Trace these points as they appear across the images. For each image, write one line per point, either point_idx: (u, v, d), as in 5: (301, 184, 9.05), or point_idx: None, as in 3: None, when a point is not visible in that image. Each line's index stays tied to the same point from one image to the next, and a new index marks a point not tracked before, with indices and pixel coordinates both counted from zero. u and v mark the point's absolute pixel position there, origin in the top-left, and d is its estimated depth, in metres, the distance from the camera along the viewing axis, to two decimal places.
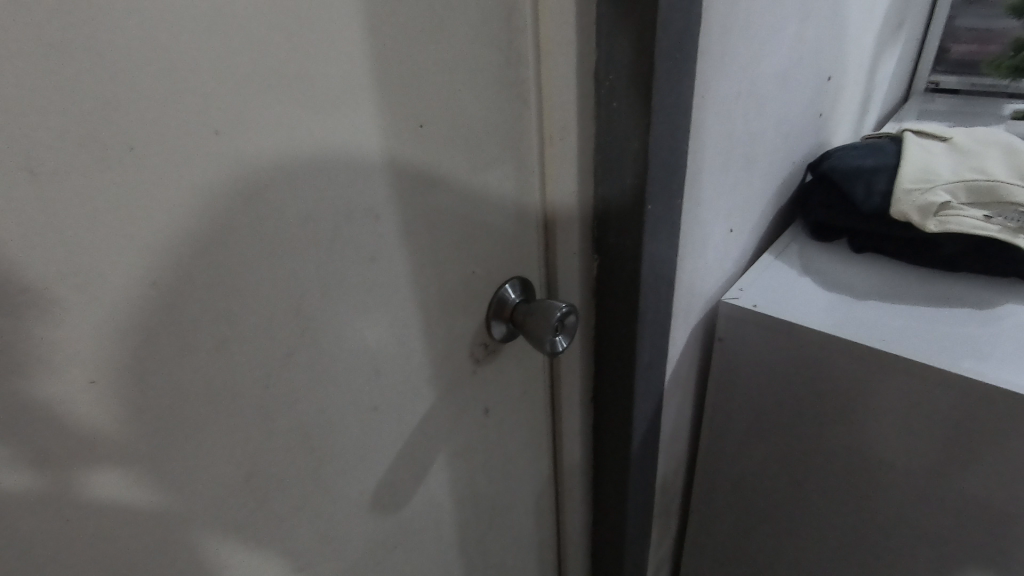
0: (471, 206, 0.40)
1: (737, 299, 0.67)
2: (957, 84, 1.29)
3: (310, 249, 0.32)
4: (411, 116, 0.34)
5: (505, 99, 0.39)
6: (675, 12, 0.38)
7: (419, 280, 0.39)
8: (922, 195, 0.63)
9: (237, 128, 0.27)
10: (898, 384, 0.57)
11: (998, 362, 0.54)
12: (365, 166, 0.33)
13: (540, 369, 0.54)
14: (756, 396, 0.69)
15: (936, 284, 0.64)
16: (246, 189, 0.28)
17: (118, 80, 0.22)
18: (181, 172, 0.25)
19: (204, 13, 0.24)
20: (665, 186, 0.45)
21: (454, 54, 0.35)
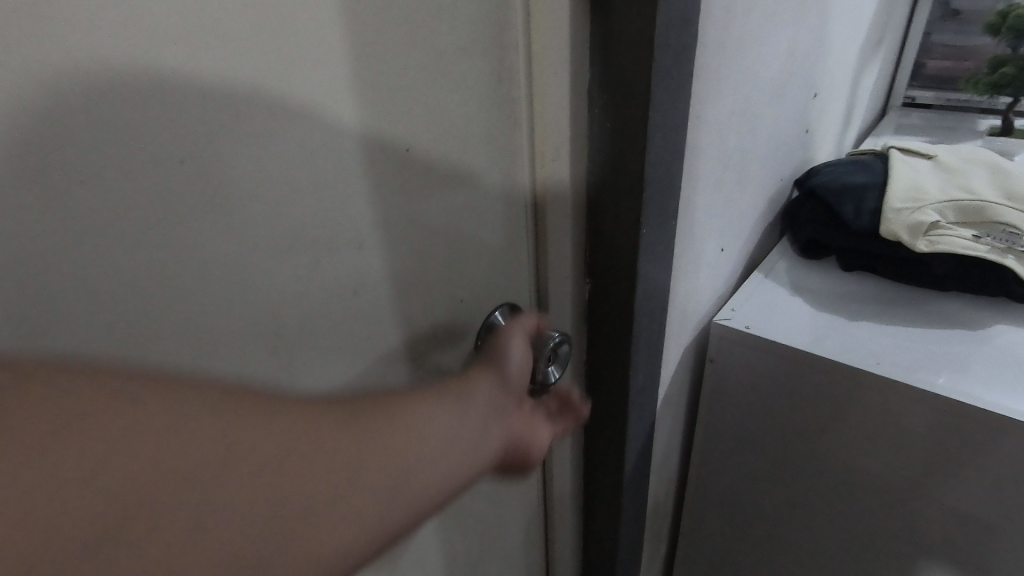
0: (457, 231, 0.38)
1: (729, 319, 0.65)
2: (932, 99, 1.30)
3: (287, 279, 0.29)
4: (398, 141, 0.32)
5: (496, 119, 0.37)
6: (673, 31, 0.36)
7: (404, 309, 0.37)
8: (912, 214, 0.62)
9: (211, 159, 0.25)
10: (894, 407, 0.56)
11: (992, 386, 0.53)
12: (350, 193, 0.31)
13: None
14: (747, 417, 0.68)
15: (927, 304, 0.63)
16: (219, 219, 0.26)
17: (78, 106, 0.20)
18: (152, 205, 0.23)
19: (168, 26, 0.22)
20: (661, 208, 0.43)
21: (443, 70, 0.33)
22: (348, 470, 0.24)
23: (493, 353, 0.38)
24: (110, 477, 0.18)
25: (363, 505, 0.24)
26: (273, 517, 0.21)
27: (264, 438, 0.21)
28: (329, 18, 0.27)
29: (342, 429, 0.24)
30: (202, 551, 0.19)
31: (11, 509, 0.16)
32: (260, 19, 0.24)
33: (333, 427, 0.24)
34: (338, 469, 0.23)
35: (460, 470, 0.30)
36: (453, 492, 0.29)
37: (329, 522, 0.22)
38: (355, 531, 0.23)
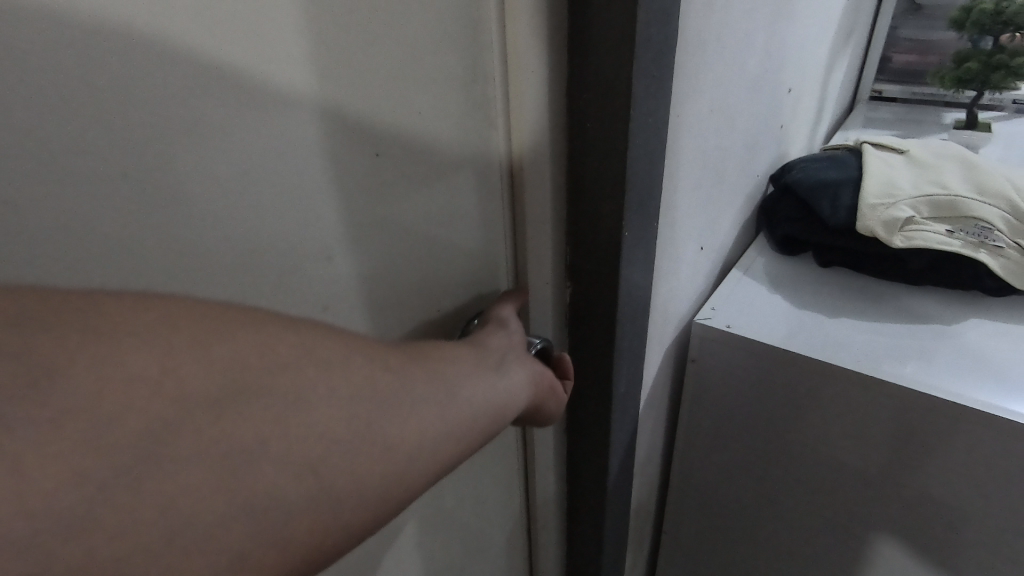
0: (427, 233, 0.38)
1: (710, 318, 0.65)
2: (899, 93, 1.32)
3: (242, 288, 0.29)
4: (365, 145, 0.32)
5: (464, 120, 0.36)
6: (652, 28, 0.35)
7: (364, 314, 0.36)
8: (887, 211, 0.62)
9: (167, 159, 0.24)
10: (874, 404, 0.56)
11: (967, 381, 0.53)
12: (316, 198, 0.31)
13: None
14: (728, 416, 0.68)
15: (903, 299, 0.64)
16: (170, 230, 0.25)
17: (20, 105, 0.20)
18: (109, 199, 0.23)
19: (108, 35, 0.21)
20: (642, 210, 0.42)
21: (407, 73, 0.32)
22: (415, 398, 0.25)
23: (491, 321, 0.40)
24: (224, 369, 0.19)
25: (409, 422, 0.24)
26: (331, 427, 0.21)
27: (351, 361, 0.23)
28: (287, 20, 0.26)
29: (398, 359, 0.26)
30: (286, 431, 0.20)
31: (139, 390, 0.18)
32: (212, 21, 0.24)
33: (403, 363, 0.26)
34: (399, 388, 0.25)
35: (493, 403, 0.30)
36: (489, 423, 0.30)
37: (377, 437, 0.23)
38: (414, 443, 0.24)
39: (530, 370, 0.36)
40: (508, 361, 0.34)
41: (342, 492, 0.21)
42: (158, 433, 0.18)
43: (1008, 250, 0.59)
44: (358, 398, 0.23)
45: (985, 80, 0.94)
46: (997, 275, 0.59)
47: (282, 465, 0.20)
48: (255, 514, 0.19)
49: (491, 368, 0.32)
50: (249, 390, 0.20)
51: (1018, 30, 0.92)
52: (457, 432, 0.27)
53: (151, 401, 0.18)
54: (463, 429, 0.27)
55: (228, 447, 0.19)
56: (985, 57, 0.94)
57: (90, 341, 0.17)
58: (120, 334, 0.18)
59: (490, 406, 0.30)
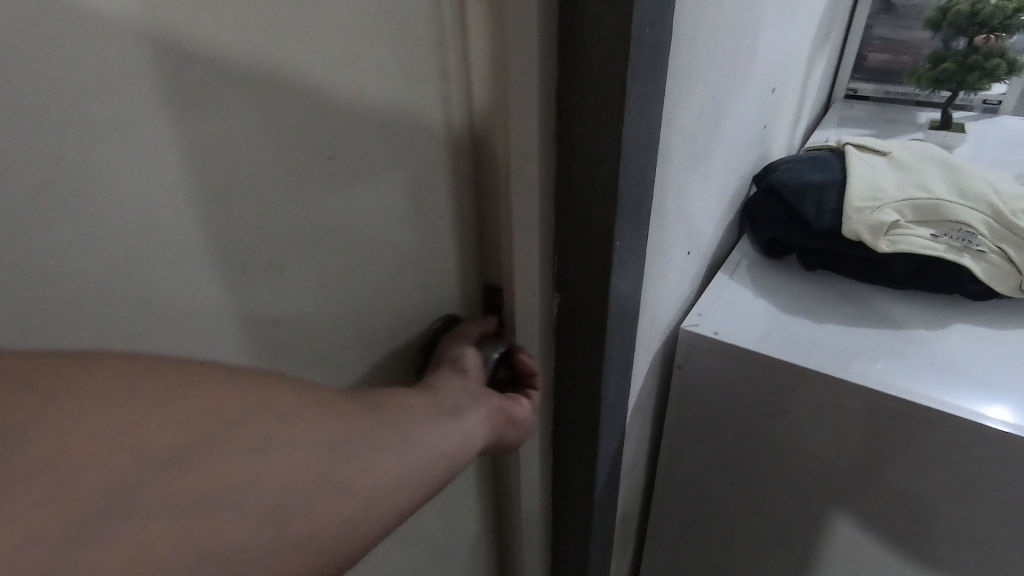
0: (393, 242, 0.36)
1: (697, 325, 0.63)
2: (873, 92, 1.34)
3: (192, 311, 0.27)
4: (325, 146, 0.30)
5: (423, 126, 0.35)
6: (648, 28, 0.33)
7: (325, 328, 0.35)
8: (872, 214, 0.61)
9: (110, 166, 0.23)
10: (863, 413, 0.55)
11: (950, 387, 0.53)
12: (275, 206, 0.29)
13: None
14: (714, 422, 0.67)
15: (888, 303, 0.63)
16: (108, 244, 0.23)
17: None
18: (45, 215, 0.21)
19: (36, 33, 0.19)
20: (634, 219, 0.40)
21: (363, 71, 0.30)
22: (378, 438, 0.24)
23: (444, 361, 0.39)
24: (175, 421, 0.18)
25: (371, 468, 0.23)
26: (298, 467, 0.21)
27: (305, 404, 0.23)
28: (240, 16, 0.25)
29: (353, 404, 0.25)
30: (250, 476, 0.19)
31: (89, 448, 0.16)
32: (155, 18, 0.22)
33: (358, 408, 0.25)
34: (357, 429, 0.24)
35: (454, 443, 0.29)
36: (452, 463, 0.28)
37: (340, 483, 0.22)
38: (384, 480, 0.23)
39: (485, 410, 0.34)
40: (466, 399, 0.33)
41: (301, 541, 0.20)
42: (116, 488, 0.16)
43: (991, 254, 0.59)
44: (318, 444, 0.22)
45: (960, 81, 0.95)
46: (980, 280, 0.59)
47: (239, 512, 0.18)
48: (219, 557, 0.17)
49: (449, 408, 0.31)
50: (208, 440, 0.19)
51: (992, 31, 0.93)
52: (421, 475, 0.26)
53: (106, 455, 0.17)
54: (427, 474, 0.26)
55: (193, 493, 0.18)
56: (960, 58, 0.95)
57: (37, 394, 0.17)
58: (69, 388, 0.17)
59: (455, 439, 0.29)
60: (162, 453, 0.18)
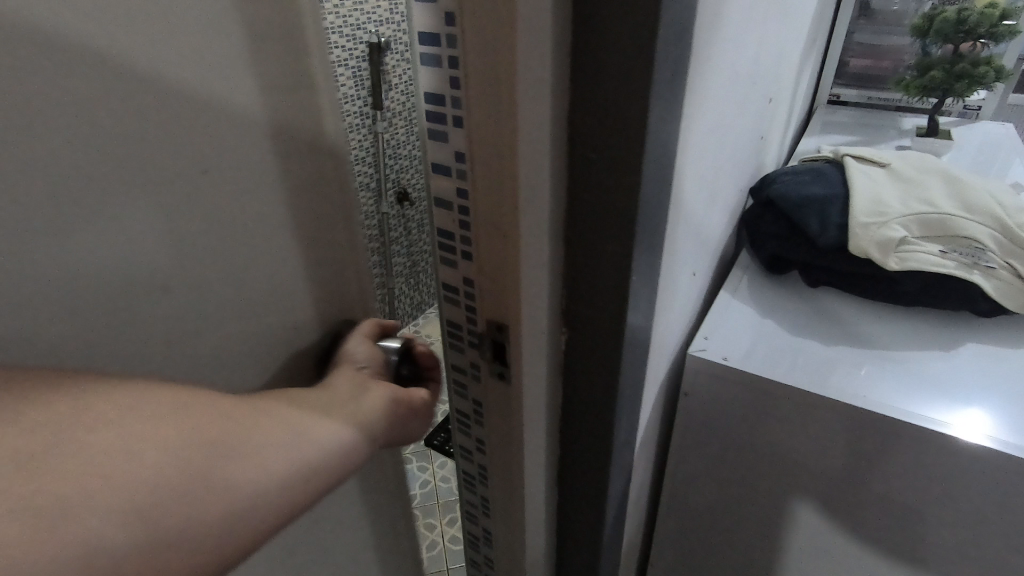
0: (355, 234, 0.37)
1: (704, 350, 0.60)
2: (856, 97, 1.34)
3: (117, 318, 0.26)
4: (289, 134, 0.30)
5: None
6: (673, 45, 0.29)
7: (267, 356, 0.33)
8: (879, 230, 0.60)
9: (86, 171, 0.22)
10: (883, 443, 0.52)
11: (943, 399, 0.52)
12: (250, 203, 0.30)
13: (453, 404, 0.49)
14: (720, 451, 0.63)
15: (897, 322, 0.61)
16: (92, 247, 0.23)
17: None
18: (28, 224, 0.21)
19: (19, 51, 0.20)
20: (649, 251, 0.37)
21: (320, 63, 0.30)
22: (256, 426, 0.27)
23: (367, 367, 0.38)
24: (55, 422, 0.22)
25: (251, 453, 0.26)
26: (171, 457, 0.24)
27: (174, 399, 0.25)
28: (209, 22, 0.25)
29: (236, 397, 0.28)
30: (126, 467, 0.22)
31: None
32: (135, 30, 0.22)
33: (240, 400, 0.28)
34: (237, 418, 0.27)
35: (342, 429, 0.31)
36: (343, 457, 0.31)
37: (211, 484, 0.24)
38: (267, 463, 0.27)
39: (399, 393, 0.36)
40: (368, 383, 0.35)
41: (167, 532, 0.22)
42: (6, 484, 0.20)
43: (1000, 271, 0.58)
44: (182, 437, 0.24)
45: (948, 88, 0.95)
46: (991, 297, 0.57)
47: (120, 493, 0.22)
48: (112, 524, 0.21)
49: (345, 398, 0.33)
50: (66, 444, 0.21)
51: (978, 38, 0.93)
52: (295, 460, 0.28)
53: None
54: (304, 460, 0.29)
55: (71, 483, 0.21)
56: (947, 65, 0.95)
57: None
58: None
59: (353, 420, 0.32)
60: (32, 460, 0.20)
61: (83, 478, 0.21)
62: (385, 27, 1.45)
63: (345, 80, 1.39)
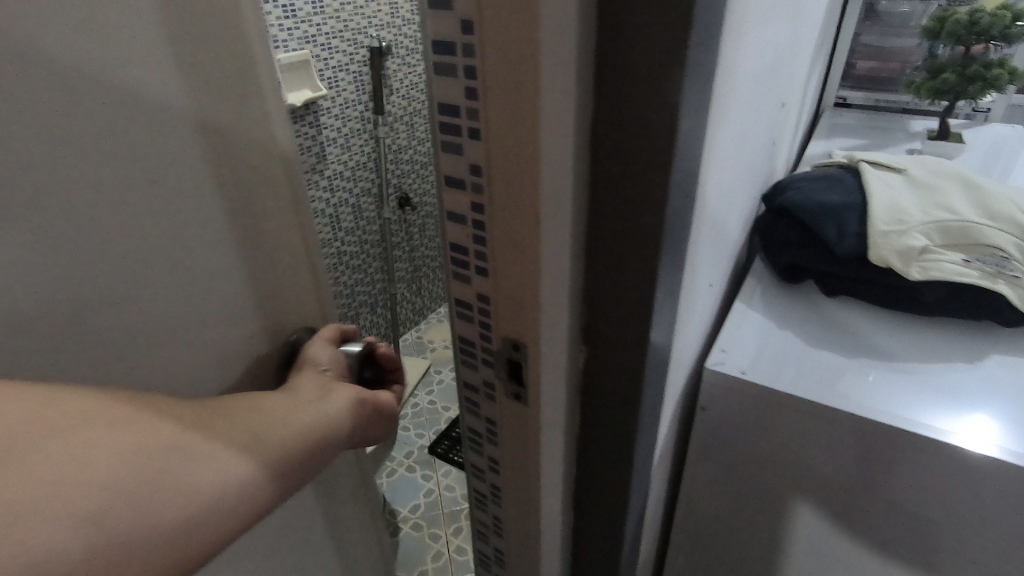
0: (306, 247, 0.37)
1: (722, 363, 0.58)
2: (863, 100, 1.32)
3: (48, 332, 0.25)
4: (239, 153, 0.30)
5: None
6: (704, 54, 0.28)
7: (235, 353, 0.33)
8: (899, 239, 0.58)
9: None
10: (910, 462, 0.50)
11: (948, 405, 0.52)
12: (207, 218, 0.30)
13: (472, 419, 0.47)
14: (737, 466, 0.61)
15: (919, 333, 0.60)
16: None
17: None
18: None
19: None
20: (673, 267, 0.35)
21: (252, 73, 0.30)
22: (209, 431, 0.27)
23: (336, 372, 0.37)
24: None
25: (205, 460, 0.26)
26: (115, 469, 0.23)
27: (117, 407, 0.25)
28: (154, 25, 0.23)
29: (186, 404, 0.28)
30: (71, 475, 0.22)
31: None
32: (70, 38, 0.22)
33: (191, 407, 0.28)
34: (189, 423, 0.27)
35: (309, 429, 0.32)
36: (307, 459, 0.31)
37: (165, 487, 0.25)
38: (225, 466, 0.27)
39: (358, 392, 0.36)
40: (331, 385, 0.35)
41: (123, 538, 0.23)
42: None
43: None
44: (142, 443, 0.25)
45: (961, 91, 0.93)
46: (1017, 307, 0.56)
47: (64, 501, 0.22)
48: (60, 530, 0.21)
49: (309, 399, 0.33)
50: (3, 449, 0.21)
51: (991, 40, 0.91)
52: (264, 460, 0.28)
53: None
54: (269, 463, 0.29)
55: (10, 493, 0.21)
56: (959, 68, 0.93)
57: None
58: None
59: (317, 423, 0.32)
60: None
61: (32, 485, 0.21)
62: (387, 32, 1.43)
63: (347, 85, 1.37)
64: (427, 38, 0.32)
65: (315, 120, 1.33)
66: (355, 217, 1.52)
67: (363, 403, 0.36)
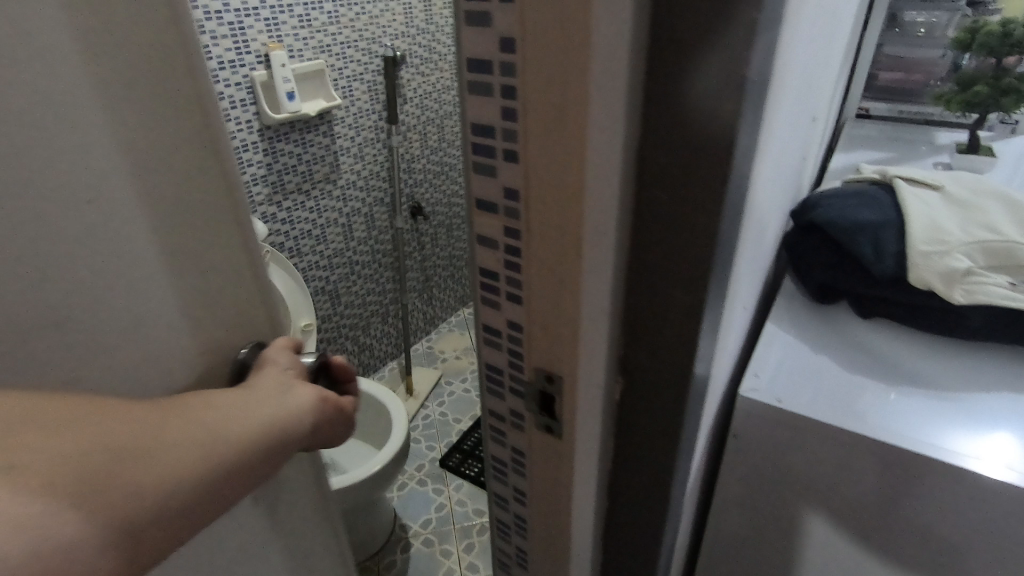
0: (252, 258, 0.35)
1: (756, 390, 0.55)
2: (886, 112, 1.29)
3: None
4: (187, 163, 0.29)
5: None
6: (763, 76, 0.26)
7: (217, 366, 0.34)
8: (940, 260, 0.56)
9: None
10: (958, 497, 0.48)
11: (971, 428, 0.50)
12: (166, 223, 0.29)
13: (498, 449, 0.45)
14: (770, 497, 0.58)
15: (962, 357, 0.57)
16: None
17: None
18: None
19: None
20: (719, 297, 0.33)
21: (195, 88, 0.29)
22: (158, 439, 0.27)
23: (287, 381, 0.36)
24: None
25: (150, 468, 0.26)
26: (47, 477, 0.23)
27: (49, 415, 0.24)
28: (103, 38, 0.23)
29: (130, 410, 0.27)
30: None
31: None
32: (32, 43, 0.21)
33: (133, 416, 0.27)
34: (133, 431, 0.26)
35: (267, 431, 0.31)
36: (261, 465, 0.31)
37: (103, 495, 0.24)
38: (169, 476, 0.26)
39: (320, 397, 0.36)
40: (295, 384, 0.34)
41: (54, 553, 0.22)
42: None
43: None
44: (91, 456, 0.24)
45: (992, 104, 0.91)
46: None
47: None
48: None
49: (269, 396, 0.33)
50: None
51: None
52: (209, 466, 0.28)
53: None
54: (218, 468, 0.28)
55: None
56: (991, 80, 0.91)
57: None
58: None
59: (273, 429, 0.32)
60: None
61: None
62: (401, 41, 1.43)
63: (361, 94, 1.36)
64: (463, 56, 0.30)
65: (329, 129, 1.32)
66: (367, 227, 1.51)
67: (325, 405, 0.36)
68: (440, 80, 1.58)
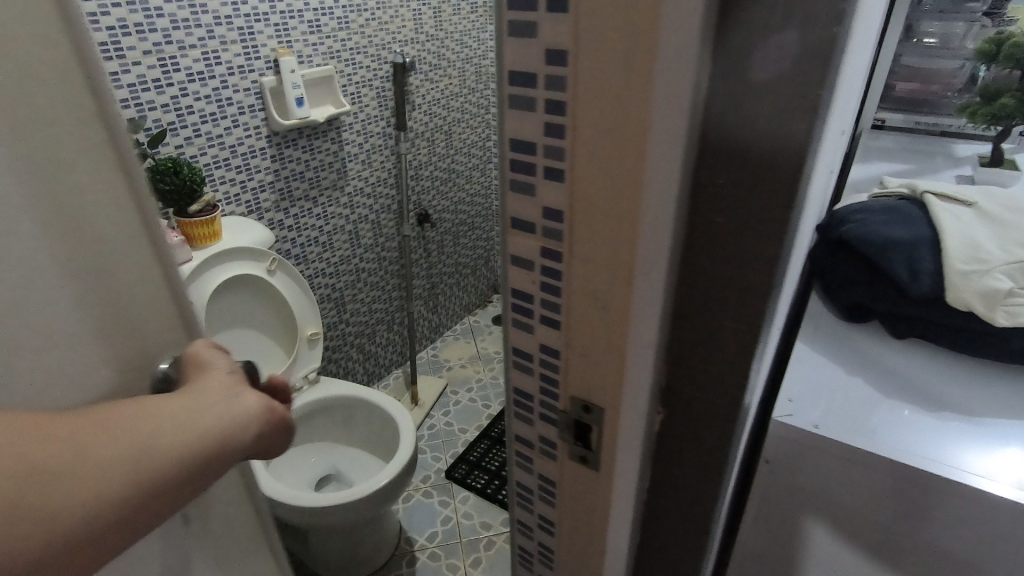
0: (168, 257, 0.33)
1: (791, 415, 0.53)
2: (903, 122, 1.25)
3: None
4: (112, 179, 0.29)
5: None
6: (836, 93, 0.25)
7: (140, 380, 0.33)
8: (981, 280, 0.54)
9: None
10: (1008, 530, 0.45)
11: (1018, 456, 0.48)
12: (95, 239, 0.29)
13: (524, 476, 0.43)
14: (804, 528, 0.54)
15: (1002, 380, 0.55)
16: None
17: None
18: None
19: None
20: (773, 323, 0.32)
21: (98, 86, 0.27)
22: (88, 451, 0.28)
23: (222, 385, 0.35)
24: None
25: (77, 482, 0.27)
26: None
27: None
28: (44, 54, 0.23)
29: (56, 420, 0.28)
30: None
31: None
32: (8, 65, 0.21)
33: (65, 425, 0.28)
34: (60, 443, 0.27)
35: (197, 445, 0.31)
36: (199, 477, 0.32)
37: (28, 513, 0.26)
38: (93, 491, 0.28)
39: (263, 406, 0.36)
40: (238, 388, 0.34)
41: None
42: None
43: None
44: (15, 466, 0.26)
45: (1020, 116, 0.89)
46: None
47: None
48: None
49: (212, 404, 0.33)
50: None
51: None
52: (138, 483, 0.29)
53: None
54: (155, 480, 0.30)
55: None
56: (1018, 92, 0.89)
57: None
58: None
59: (212, 439, 0.32)
60: None
61: None
62: (411, 47, 1.41)
63: (370, 100, 1.35)
64: (504, 68, 0.28)
65: (337, 136, 1.30)
66: (374, 234, 1.49)
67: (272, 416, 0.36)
68: (449, 86, 1.57)
